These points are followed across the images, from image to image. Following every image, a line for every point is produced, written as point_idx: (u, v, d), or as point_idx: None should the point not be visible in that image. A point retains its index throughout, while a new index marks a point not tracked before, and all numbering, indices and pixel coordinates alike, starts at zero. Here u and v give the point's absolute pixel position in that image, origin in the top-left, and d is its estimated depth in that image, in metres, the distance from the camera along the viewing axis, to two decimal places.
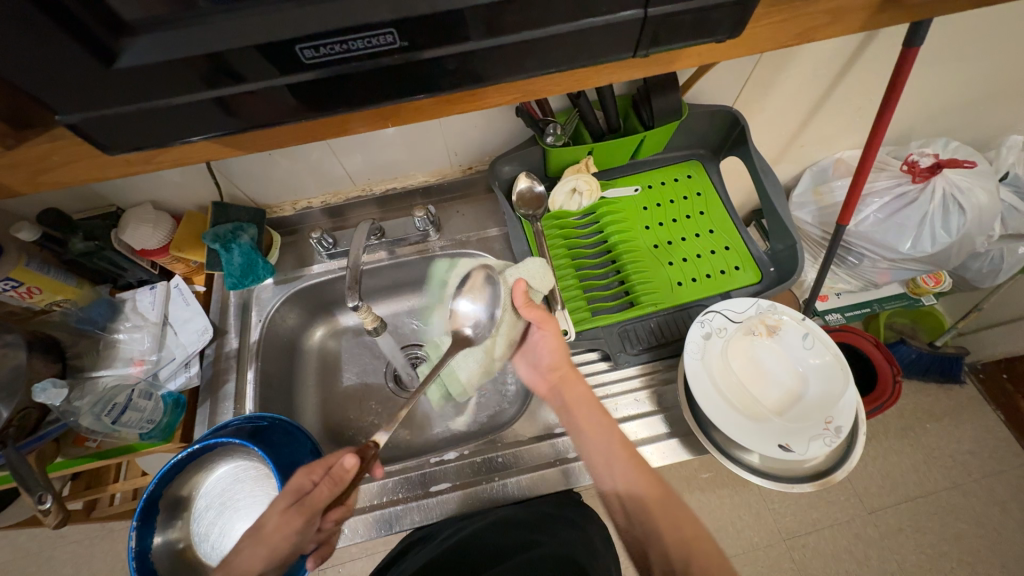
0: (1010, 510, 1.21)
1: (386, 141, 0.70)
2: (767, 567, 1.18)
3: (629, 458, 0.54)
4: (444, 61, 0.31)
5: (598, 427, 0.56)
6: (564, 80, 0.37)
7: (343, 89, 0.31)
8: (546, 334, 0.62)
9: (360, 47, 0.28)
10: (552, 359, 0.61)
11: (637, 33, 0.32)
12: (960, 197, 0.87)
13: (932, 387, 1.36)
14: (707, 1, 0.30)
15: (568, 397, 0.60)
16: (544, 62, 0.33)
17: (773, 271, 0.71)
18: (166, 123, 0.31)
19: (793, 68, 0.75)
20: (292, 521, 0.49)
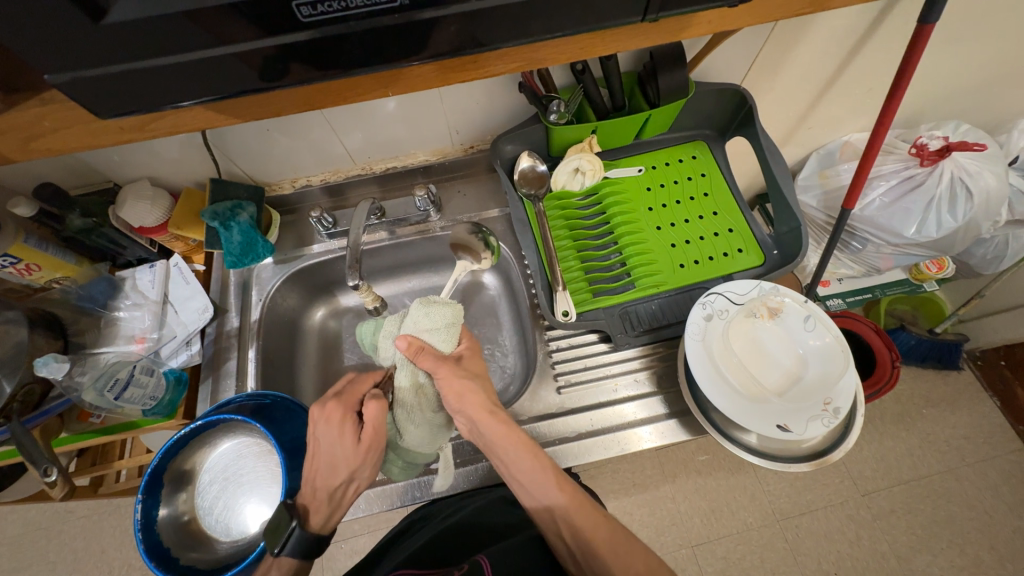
0: (1001, 494, 1.23)
1: (386, 118, 0.69)
2: (761, 547, 1.21)
3: (568, 498, 0.53)
4: (446, 24, 0.30)
5: (531, 469, 0.54)
6: (571, 49, 0.36)
7: (341, 50, 0.30)
8: (442, 380, 0.58)
9: (358, 4, 0.27)
10: (456, 403, 0.58)
11: None
12: (969, 181, 0.86)
13: (930, 373, 1.37)
14: None
15: (490, 439, 0.56)
16: (549, 25, 0.32)
17: (777, 254, 0.70)
18: (159, 86, 0.30)
19: (803, 47, 0.73)
20: (376, 443, 0.55)
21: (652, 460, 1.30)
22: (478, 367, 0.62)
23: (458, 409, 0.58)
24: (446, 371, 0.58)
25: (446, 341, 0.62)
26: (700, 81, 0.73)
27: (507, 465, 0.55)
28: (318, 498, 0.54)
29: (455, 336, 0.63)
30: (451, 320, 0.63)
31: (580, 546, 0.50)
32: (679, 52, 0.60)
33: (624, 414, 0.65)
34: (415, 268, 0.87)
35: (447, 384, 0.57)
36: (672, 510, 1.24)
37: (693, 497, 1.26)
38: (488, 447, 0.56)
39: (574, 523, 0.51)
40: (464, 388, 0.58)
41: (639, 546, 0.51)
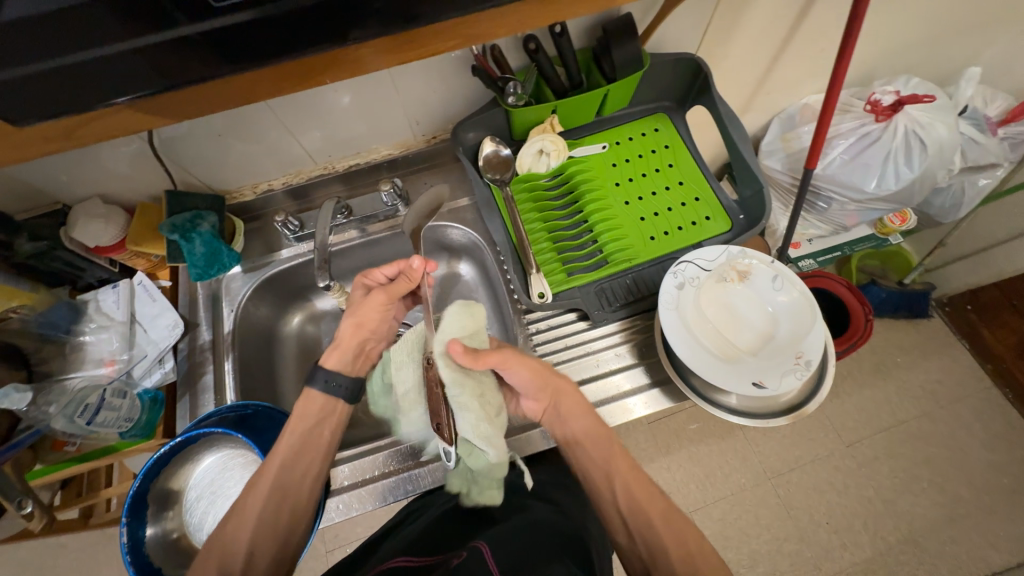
0: (973, 431, 1.30)
1: (342, 113, 0.67)
2: (755, 505, 1.25)
3: (630, 474, 0.56)
4: None
5: (600, 443, 0.58)
6: (516, 18, 0.35)
7: (265, 34, 0.31)
8: (515, 368, 0.58)
9: None
10: (532, 386, 0.60)
11: None
12: (921, 132, 0.88)
13: (902, 323, 1.42)
14: None
15: (564, 413, 0.60)
16: None
17: (742, 218, 0.71)
18: (93, 82, 0.31)
19: (753, 12, 0.74)
20: (381, 300, 0.65)
21: (645, 433, 1.33)
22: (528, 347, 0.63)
23: (541, 388, 0.60)
24: (514, 360, 0.58)
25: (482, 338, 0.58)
26: (654, 53, 0.73)
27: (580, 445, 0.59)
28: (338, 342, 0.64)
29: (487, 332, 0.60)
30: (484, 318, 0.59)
31: (635, 515, 0.54)
32: (629, 23, 0.60)
33: (607, 387, 0.67)
34: (389, 265, 0.86)
35: (519, 370, 0.58)
36: (668, 480, 1.27)
37: (687, 466, 1.29)
38: (561, 422, 0.60)
39: (633, 499, 0.55)
40: (540, 372, 0.60)
41: (687, 523, 0.53)
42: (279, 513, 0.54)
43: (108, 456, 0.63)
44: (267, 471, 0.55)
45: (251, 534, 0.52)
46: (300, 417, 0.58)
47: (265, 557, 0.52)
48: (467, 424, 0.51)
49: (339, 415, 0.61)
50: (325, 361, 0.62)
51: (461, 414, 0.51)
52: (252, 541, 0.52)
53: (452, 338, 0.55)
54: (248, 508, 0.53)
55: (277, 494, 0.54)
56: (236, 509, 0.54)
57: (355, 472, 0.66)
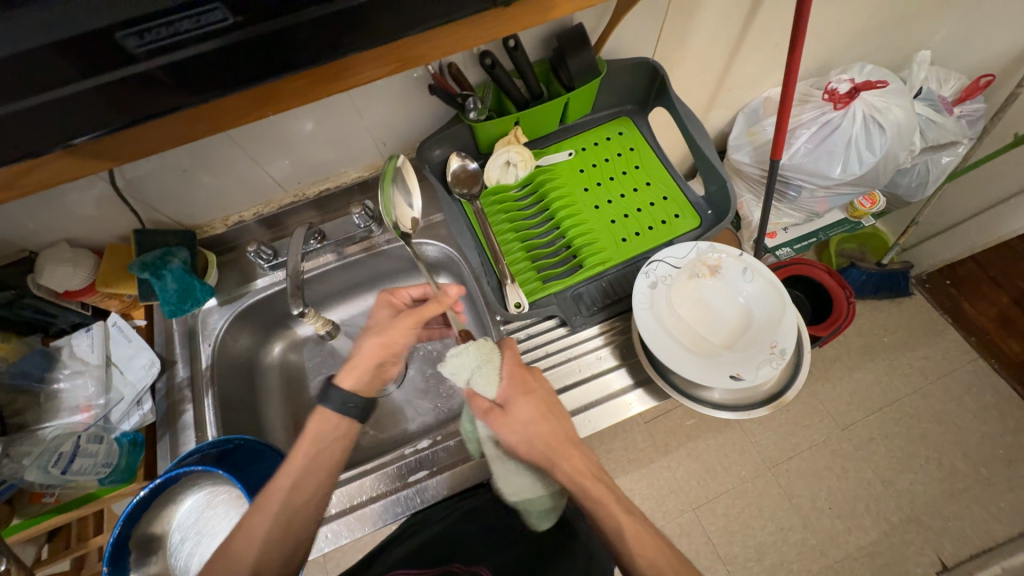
0: (965, 404, 1.31)
1: (307, 140, 0.68)
2: (757, 497, 1.25)
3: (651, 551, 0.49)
4: (290, 34, 0.32)
5: (612, 511, 0.52)
6: (449, 39, 0.36)
7: (192, 77, 0.32)
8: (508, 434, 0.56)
9: (190, 27, 0.30)
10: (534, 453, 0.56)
11: None
12: (879, 116, 0.91)
13: (885, 303, 1.44)
14: None
15: (567, 475, 0.56)
16: (403, 21, 0.33)
17: (711, 213, 0.72)
18: (17, 132, 0.32)
19: (704, 13, 0.76)
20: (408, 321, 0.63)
21: (643, 434, 1.33)
22: (529, 410, 0.57)
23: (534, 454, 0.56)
24: (503, 425, 0.56)
25: (486, 380, 0.58)
26: (612, 59, 0.74)
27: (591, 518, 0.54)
28: (359, 365, 0.61)
29: (493, 376, 0.58)
30: (479, 358, 0.58)
31: None
32: (581, 32, 0.61)
33: (597, 389, 0.67)
34: (367, 286, 0.86)
35: (508, 434, 0.57)
36: (669, 479, 1.27)
37: (686, 463, 1.29)
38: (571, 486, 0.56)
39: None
40: (535, 436, 0.56)
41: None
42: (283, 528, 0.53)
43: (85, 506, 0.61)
44: (275, 488, 0.55)
45: (259, 549, 0.51)
46: (311, 440, 0.57)
47: (274, 569, 0.52)
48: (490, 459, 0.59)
49: (349, 434, 0.60)
50: (341, 381, 0.60)
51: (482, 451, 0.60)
52: (259, 563, 0.51)
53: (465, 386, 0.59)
54: (257, 522, 0.53)
55: (283, 512, 0.54)
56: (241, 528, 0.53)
57: (342, 500, 0.65)
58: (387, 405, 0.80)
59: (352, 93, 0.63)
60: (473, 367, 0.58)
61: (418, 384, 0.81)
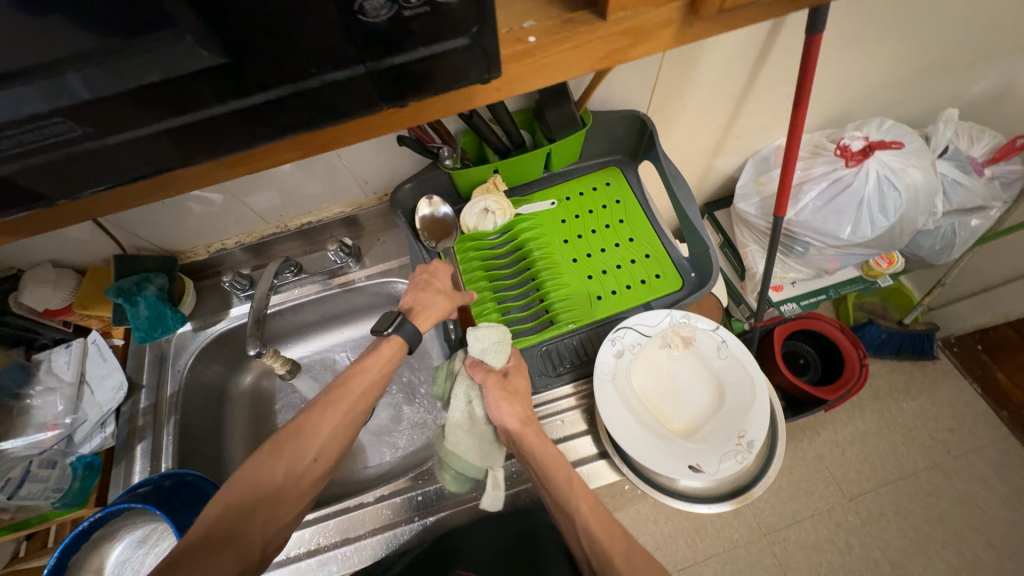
0: (991, 485, 1.19)
1: (286, 177, 0.68)
2: (750, 565, 1.16)
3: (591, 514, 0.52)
4: (159, 138, 0.29)
5: (564, 484, 0.54)
6: (353, 129, 0.34)
7: (56, 176, 0.29)
8: (493, 394, 0.58)
9: (33, 138, 0.26)
10: (508, 422, 0.58)
11: (375, 92, 0.29)
12: (893, 177, 0.86)
13: (906, 365, 1.33)
14: (431, 50, 0.27)
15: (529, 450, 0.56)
16: (282, 125, 0.30)
17: (694, 276, 0.68)
18: None
19: (702, 67, 0.73)
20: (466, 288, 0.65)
21: None
22: (524, 384, 0.61)
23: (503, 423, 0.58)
24: (493, 387, 0.59)
25: (500, 357, 0.59)
26: (602, 110, 0.72)
27: (542, 481, 0.55)
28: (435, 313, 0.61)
29: (505, 352, 0.60)
30: (502, 337, 0.59)
31: (596, 554, 0.49)
32: (561, 89, 0.60)
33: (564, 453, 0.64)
34: (343, 318, 0.86)
35: (493, 397, 0.58)
36: (655, 536, 1.19)
37: (676, 518, 1.19)
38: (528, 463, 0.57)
39: (594, 540, 0.50)
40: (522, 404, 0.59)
41: (653, 565, 0.48)
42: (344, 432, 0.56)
43: (17, 532, 0.60)
44: (347, 392, 0.57)
45: (325, 439, 0.53)
46: (382, 361, 0.59)
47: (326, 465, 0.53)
48: (458, 418, 0.60)
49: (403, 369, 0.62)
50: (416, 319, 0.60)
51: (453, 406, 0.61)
52: (321, 448, 0.53)
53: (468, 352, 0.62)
54: (326, 417, 0.54)
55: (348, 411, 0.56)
56: (312, 418, 0.54)
57: (279, 551, 0.61)
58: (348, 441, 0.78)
59: None
60: (494, 336, 0.59)
61: (383, 422, 0.80)
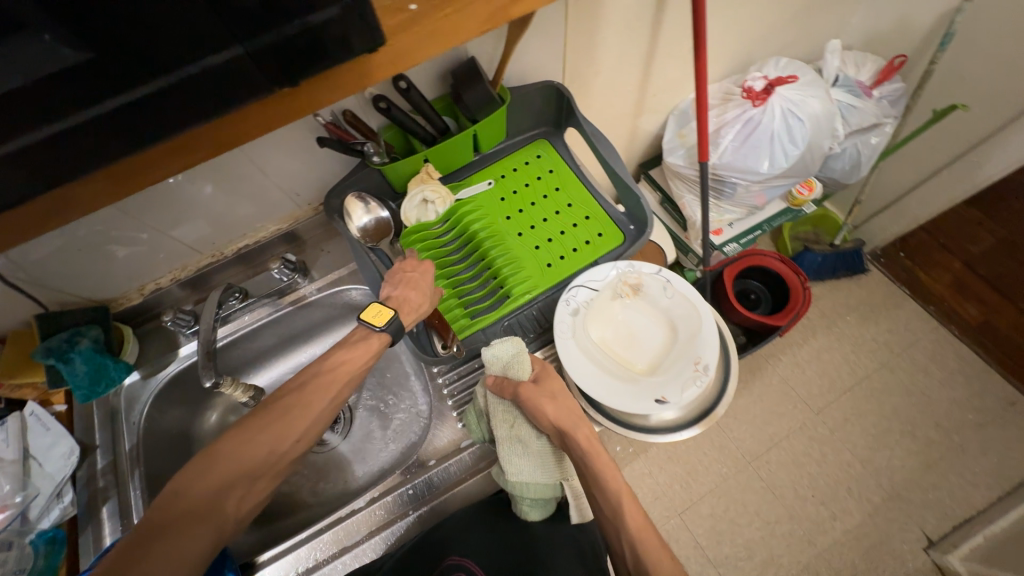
0: (931, 372, 1.32)
1: (211, 202, 0.66)
2: (741, 492, 1.23)
3: (636, 519, 0.53)
4: (35, 153, 0.28)
5: (608, 487, 0.55)
6: (250, 122, 0.34)
7: None
8: (538, 401, 0.60)
9: None
10: (552, 424, 0.60)
11: (262, 74, 0.30)
12: (796, 109, 0.93)
13: (844, 282, 1.45)
14: (304, 22, 0.28)
15: (574, 451, 0.59)
16: (170, 120, 0.30)
17: (633, 228, 0.71)
18: None
19: (605, 29, 0.76)
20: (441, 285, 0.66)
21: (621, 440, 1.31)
22: (558, 386, 0.63)
23: (552, 427, 0.60)
24: (532, 397, 0.60)
25: (525, 368, 0.62)
26: (518, 85, 0.74)
27: (588, 477, 0.57)
28: (416, 309, 0.63)
29: (528, 362, 0.63)
30: (517, 349, 0.62)
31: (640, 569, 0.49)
32: (472, 68, 0.62)
33: None
34: (304, 337, 0.84)
35: (535, 406, 0.60)
36: (652, 486, 1.24)
37: (668, 466, 1.26)
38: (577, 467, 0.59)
39: (639, 548, 0.50)
40: (562, 408, 0.61)
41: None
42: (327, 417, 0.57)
43: None
44: (338, 375, 0.57)
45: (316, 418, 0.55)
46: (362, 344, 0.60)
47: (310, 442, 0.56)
48: (508, 447, 0.61)
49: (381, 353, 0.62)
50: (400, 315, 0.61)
51: (498, 429, 0.62)
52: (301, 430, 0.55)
53: (493, 373, 0.64)
54: (313, 401, 0.55)
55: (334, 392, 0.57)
56: (301, 398, 0.55)
57: None
58: (331, 458, 0.77)
59: (250, 154, 0.62)
60: (517, 351, 0.62)
61: (365, 430, 0.79)
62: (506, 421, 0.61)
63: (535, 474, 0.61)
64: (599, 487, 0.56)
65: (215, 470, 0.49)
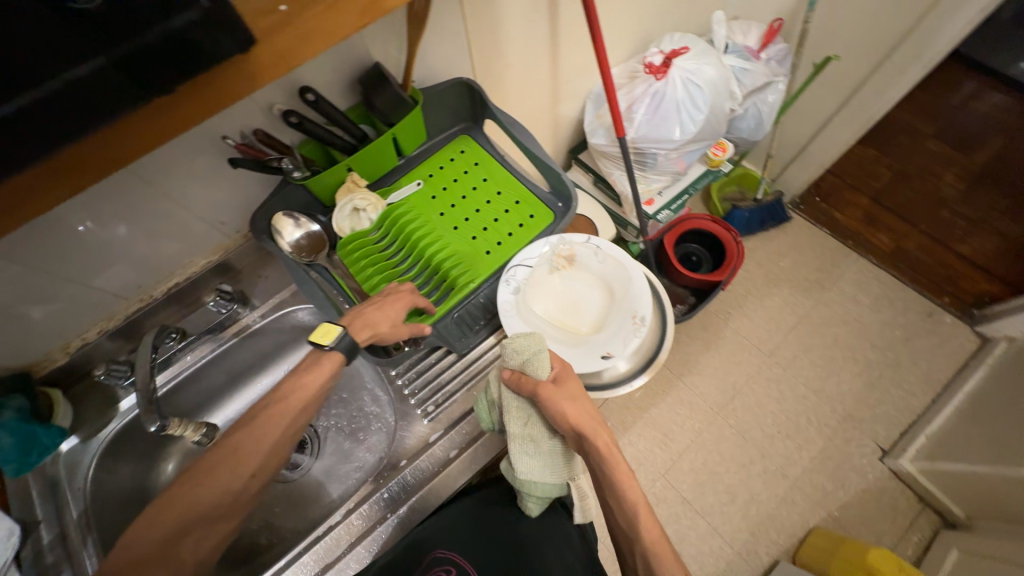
0: (860, 300, 1.45)
1: (129, 243, 0.63)
2: (716, 443, 1.30)
3: (649, 530, 0.55)
4: None
5: (625, 500, 0.57)
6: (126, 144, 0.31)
7: None
8: (554, 400, 0.61)
9: None
10: (569, 424, 0.61)
11: (135, 87, 0.28)
12: (694, 77, 1.00)
13: (773, 232, 1.57)
14: (169, 27, 0.27)
15: (592, 454, 0.60)
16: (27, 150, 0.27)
17: (561, 205, 0.75)
18: None
19: (505, 22, 0.80)
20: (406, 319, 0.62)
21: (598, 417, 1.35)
22: (575, 387, 0.64)
23: (573, 428, 0.60)
24: (552, 396, 0.61)
25: (543, 368, 0.62)
26: (430, 85, 0.76)
27: (600, 479, 0.59)
28: (370, 333, 0.60)
29: (547, 362, 0.63)
30: (537, 347, 0.62)
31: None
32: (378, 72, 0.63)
33: None
34: (257, 369, 0.83)
35: (554, 406, 0.61)
36: (633, 453, 1.29)
37: (645, 432, 1.32)
38: (592, 469, 0.60)
39: (649, 554, 0.54)
40: (580, 409, 0.61)
41: None
42: (287, 438, 0.56)
43: None
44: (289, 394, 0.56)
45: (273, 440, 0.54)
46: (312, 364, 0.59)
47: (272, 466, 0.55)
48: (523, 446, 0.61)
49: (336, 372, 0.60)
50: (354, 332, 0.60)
51: (513, 425, 0.62)
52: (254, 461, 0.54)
53: (510, 369, 0.64)
54: (271, 428, 0.55)
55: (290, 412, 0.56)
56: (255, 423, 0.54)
57: None
58: (305, 483, 0.76)
59: (162, 187, 0.60)
60: (538, 352, 0.62)
61: (337, 449, 0.79)
62: (522, 419, 0.62)
63: (545, 474, 0.63)
64: (615, 496, 0.58)
65: (174, 506, 0.50)
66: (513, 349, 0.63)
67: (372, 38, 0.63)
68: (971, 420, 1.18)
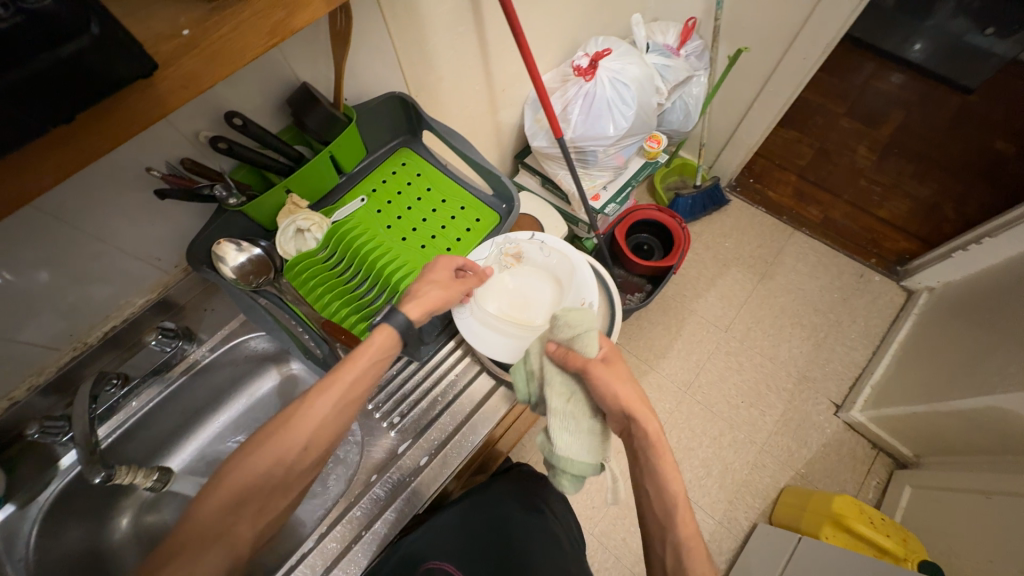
0: (800, 269, 1.56)
1: (55, 290, 0.60)
2: (687, 420, 1.35)
3: (687, 526, 0.55)
4: None
5: (662, 500, 0.56)
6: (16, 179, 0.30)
7: None
8: (600, 379, 0.60)
9: None
10: (611, 405, 0.60)
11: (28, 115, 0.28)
12: (620, 76, 1.06)
13: (715, 215, 1.67)
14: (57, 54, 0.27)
15: (637, 440, 0.59)
16: None
17: (505, 206, 0.77)
18: None
19: (432, 37, 0.82)
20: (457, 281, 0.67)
21: None
22: (625, 369, 0.62)
23: (622, 409, 0.59)
24: (599, 374, 0.60)
25: (592, 345, 0.60)
26: (363, 101, 0.77)
27: (640, 466, 0.59)
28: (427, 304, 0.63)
29: (597, 339, 0.61)
30: (587, 320, 0.61)
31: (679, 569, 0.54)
32: (307, 93, 0.63)
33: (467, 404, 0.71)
34: (212, 402, 0.83)
35: (597, 385, 0.59)
36: None
37: None
38: (634, 457, 0.59)
39: (685, 546, 0.55)
40: (628, 394, 0.60)
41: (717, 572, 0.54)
42: None
43: None
44: None
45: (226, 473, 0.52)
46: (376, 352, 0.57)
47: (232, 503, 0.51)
48: (563, 425, 0.60)
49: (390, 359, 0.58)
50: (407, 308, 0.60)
51: (552, 398, 0.61)
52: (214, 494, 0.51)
53: (552, 341, 0.63)
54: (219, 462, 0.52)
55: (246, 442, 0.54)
56: None
57: None
58: None
59: (86, 228, 0.57)
60: (589, 325, 0.61)
61: None
62: (564, 395, 0.61)
63: (587, 456, 0.60)
64: (656, 486, 0.57)
65: None
66: (566, 321, 0.62)
67: (296, 60, 0.63)
68: (907, 365, 1.28)
